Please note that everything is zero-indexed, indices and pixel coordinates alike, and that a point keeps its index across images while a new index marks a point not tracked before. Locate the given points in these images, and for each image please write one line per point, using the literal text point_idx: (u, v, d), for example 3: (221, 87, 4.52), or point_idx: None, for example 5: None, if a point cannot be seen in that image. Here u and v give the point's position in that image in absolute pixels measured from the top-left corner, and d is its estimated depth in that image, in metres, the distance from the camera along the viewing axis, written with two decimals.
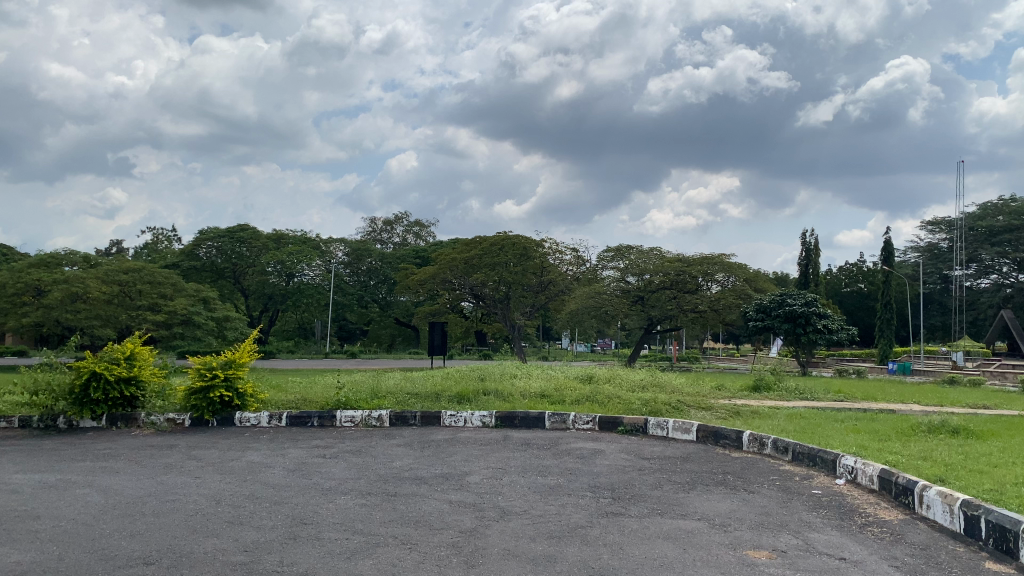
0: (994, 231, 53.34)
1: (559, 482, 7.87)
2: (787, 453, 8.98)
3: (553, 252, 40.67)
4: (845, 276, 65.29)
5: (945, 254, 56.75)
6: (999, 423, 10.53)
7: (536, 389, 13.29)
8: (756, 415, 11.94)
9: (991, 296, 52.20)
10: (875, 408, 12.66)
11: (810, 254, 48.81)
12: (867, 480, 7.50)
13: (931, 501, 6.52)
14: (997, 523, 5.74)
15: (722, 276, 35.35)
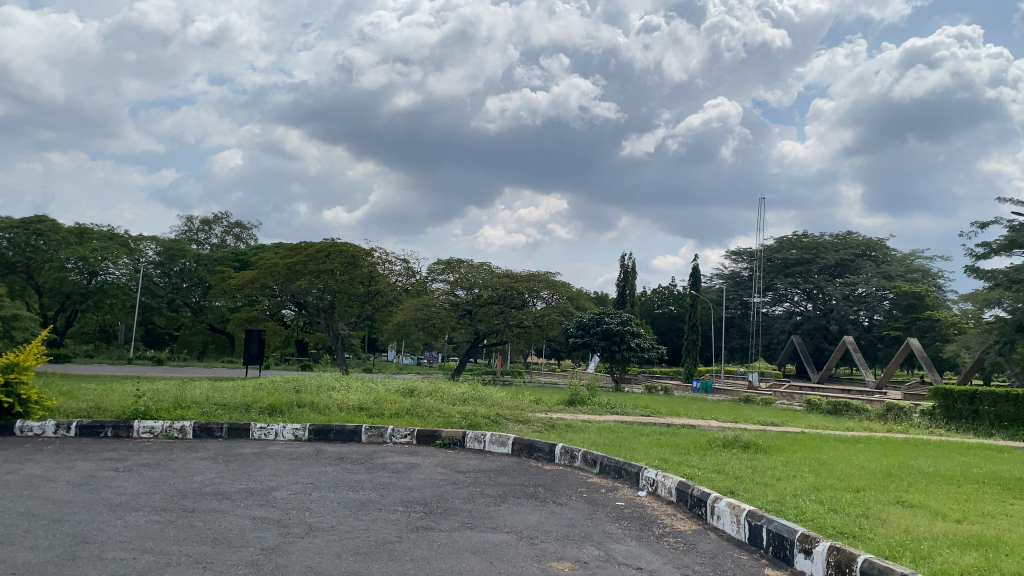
0: (788, 263, 58.28)
1: (370, 497, 7.71)
2: (595, 466, 9.30)
3: (383, 262, 40.44)
4: (658, 298, 69.19)
5: (745, 282, 61.29)
6: (784, 439, 11.43)
7: (354, 402, 13.02)
8: (571, 429, 12.30)
9: (784, 322, 56.80)
10: (678, 424, 13.37)
11: (628, 275, 51.28)
12: (666, 492, 7.91)
13: (721, 512, 6.95)
14: (776, 532, 6.22)
15: (547, 294, 36.47)
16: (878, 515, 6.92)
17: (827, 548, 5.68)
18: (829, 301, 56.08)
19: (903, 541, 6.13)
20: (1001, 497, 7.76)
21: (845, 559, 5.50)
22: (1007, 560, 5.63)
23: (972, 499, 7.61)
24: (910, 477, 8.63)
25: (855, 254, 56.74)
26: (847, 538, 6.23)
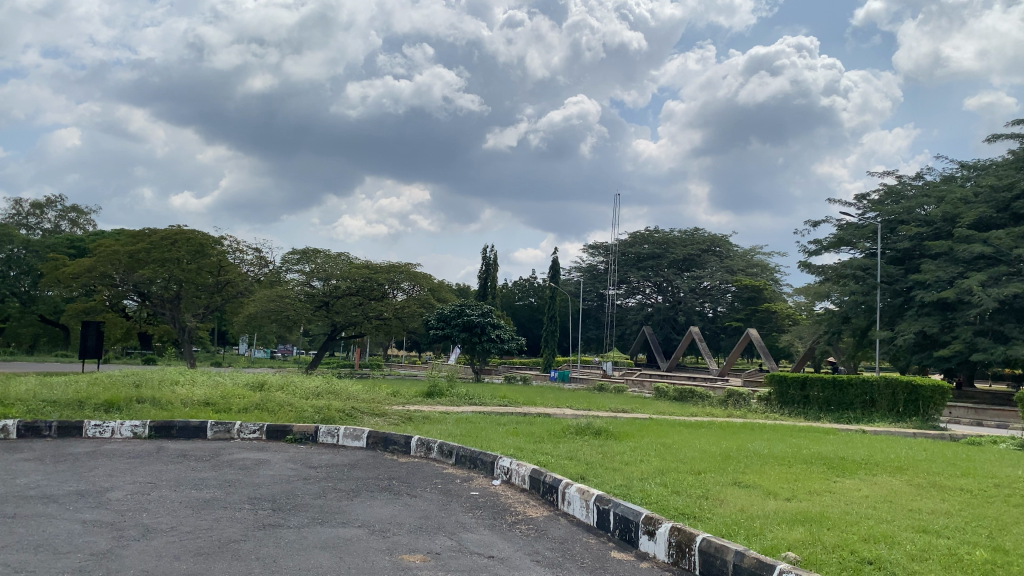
0: (640, 257, 60.27)
1: (214, 496, 7.37)
2: (451, 457, 9.31)
3: (233, 251, 38.94)
4: (518, 290, 70.24)
5: (601, 275, 63.12)
6: (634, 425, 11.84)
7: (200, 397, 12.44)
8: (427, 421, 12.24)
9: (636, 314, 58.86)
10: (533, 413, 13.60)
11: (490, 267, 51.66)
12: (519, 480, 8.01)
13: (571, 497, 7.12)
14: (623, 515, 6.43)
15: (407, 285, 36.42)
16: (717, 496, 7.30)
17: (669, 529, 5.93)
18: (677, 294, 58.71)
19: (738, 519, 6.49)
20: (826, 476, 8.36)
21: (685, 539, 5.76)
22: (830, 534, 6.06)
23: (801, 478, 8.16)
24: (747, 459, 9.16)
25: (701, 249, 59.53)
26: (687, 519, 6.53)
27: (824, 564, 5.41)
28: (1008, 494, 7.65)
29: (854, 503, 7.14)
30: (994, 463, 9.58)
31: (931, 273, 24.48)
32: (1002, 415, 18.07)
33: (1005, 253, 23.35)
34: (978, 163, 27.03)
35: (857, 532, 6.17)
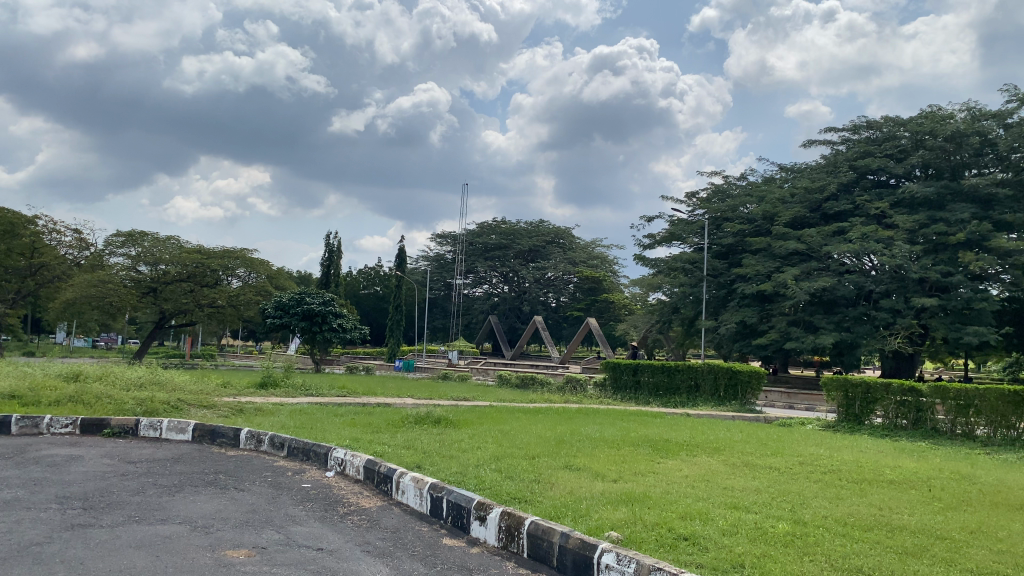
0: (487, 247, 60.40)
1: (16, 496, 6.79)
2: (283, 449, 9.03)
3: (49, 231, 35.97)
4: (363, 279, 69.23)
5: (449, 264, 63.22)
6: (473, 413, 11.95)
7: (4, 389, 11.42)
8: (260, 412, 11.84)
9: (482, 304, 59.41)
10: (372, 402, 13.46)
11: (333, 255, 50.51)
12: (354, 471, 7.90)
13: (405, 487, 7.10)
14: (455, 502, 6.48)
15: (243, 272, 35.65)
16: (548, 479, 7.50)
17: (499, 514, 6.04)
18: (522, 284, 59.88)
19: (566, 502, 6.69)
20: (651, 458, 8.79)
21: (514, 523, 5.87)
22: (650, 513, 6.36)
23: (628, 460, 8.53)
24: (578, 443, 9.48)
25: (546, 241, 60.82)
26: (518, 503, 6.67)
27: (643, 542, 5.67)
28: (810, 470, 8.35)
29: (675, 483, 7.55)
30: (801, 442, 10.41)
31: (752, 267, 26.19)
32: (810, 398, 19.65)
33: (816, 250, 25.37)
34: (795, 166, 29.18)
35: (674, 510, 6.51)
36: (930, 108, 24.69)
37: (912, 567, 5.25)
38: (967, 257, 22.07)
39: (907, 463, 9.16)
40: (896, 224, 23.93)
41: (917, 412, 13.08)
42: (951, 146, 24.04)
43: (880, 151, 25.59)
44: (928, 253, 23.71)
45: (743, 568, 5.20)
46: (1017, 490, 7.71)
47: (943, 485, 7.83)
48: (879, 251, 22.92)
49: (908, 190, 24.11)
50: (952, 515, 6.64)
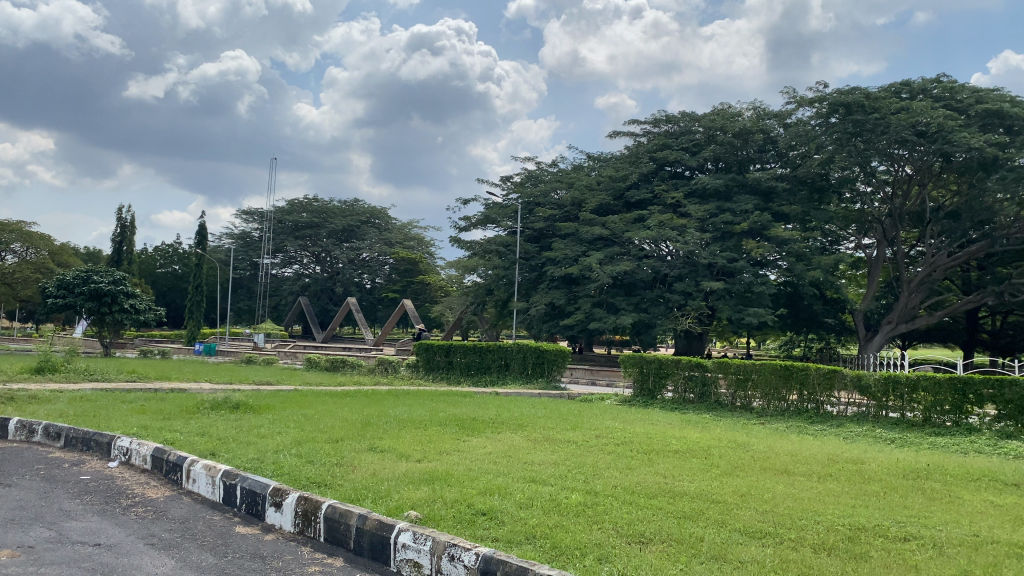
0: (298, 225, 58.31)
1: None
2: (59, 439, 8.31)
3: None
4: (160, 257, 64.85)
5: (255, 243, 60.59)
6: (276, 397, 11.56)
7: None
8: (35, 401, 10.83)
9: (291, 284, 57.49)
10: (166, 388, 12.67)
11: (125, 230, 47.04)
12: (140, 461, 7.41)
13: (196, 475, 6.75)
14: (250, 489, 6.24)
15: (20, 249, 33.70)
16: (351, 462, 7.40)
17: (296, 499, 5.88)
18: (335, 264, 58.59)
19: (367, 484, 6.64)
20: (457, 436, 8.89)
21: (311, 507, 5.74)
22: (451, 491, 6.45)
23: (433, 440, 8.59)
24: (385, 424, 9.42)
25: (360, 221, 59.70)
26: (317, 488, 6.52)
27: (441, 519, 5.73)
28: (605, 442, 8.79)
29: (478, 460, 7.69)
30: (600, 416, 10.93)
31: (560, 251, 27.08)
32: (610, 375, 20.70)
33: (619, 235, 26.68)
34: (601, 155, 30.47)
35: (474, 486, 6.63)
36: (720, 106, 26.59)
37: (690, 529, 5.65)
38: (750, 245, 24.04)
39: (692, 433, 9.89)
40: (690, 213, 25.65)
41: (703, 386, 14.15)
42: (737, 142, 26.05)
43: (677, 143, 27.26)
44: (717, 240, 25.60)
45: (535, 539, 5.38)
46: (782, 454, 8.53)
47: (720, 453, 8.51)
48: (674, 237, 24.47)
49: (701, 182, 25.87)
50: (727, 480, 7.24)
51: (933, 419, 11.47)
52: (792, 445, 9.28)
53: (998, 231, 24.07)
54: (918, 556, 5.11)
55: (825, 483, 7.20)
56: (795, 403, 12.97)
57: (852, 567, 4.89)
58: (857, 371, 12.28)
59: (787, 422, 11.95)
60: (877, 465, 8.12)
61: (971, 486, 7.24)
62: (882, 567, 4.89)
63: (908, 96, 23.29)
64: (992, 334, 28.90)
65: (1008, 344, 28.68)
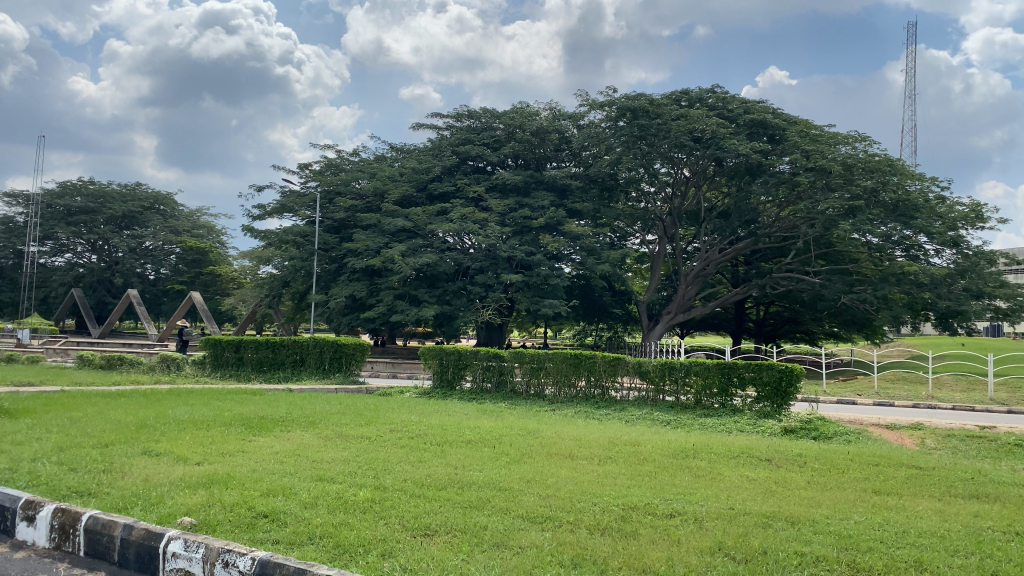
0: (70, 211, 53.15)
1: None
2: None
3: None
4: None
5: (20, 229, 54.66)
6: (37, 400, 10.49)
7: None
8: None
9: (63, 275, 52.43)
10: None
11: None
12: None
13: None
14: None
15: None
16: (120, 468, 6.87)
17: (52, 511, 5.39)
18: (113, 254, 54.18)
19: (138, 490, 6.20)
20: (243, 436, 8.52)
21: (69, 520, 5.29)
22: (231, 493, 6.18)
23: (217, 441, 8.18)
24: (163, 426, 8.85)
25: (143, 206, 55.50)
26: (79, 497, 6.01)
27: (218, 524, 5.46)
28: (399, 436, 8.77)
29: (263, 460, 7.40)
30: (395, 410, 10.89)
31: (361, 242, 26.66)
32: (411, 367, 20.72)
33: (421, 228, 26.70)
34: (404, 146, 30.33)
35: (256, 488, 6.39)
36: (519, 103, 27.33)
37: (475, 518, 5.76)
38: (547, 240, 24.93)
39: (486, 423, 10.09)
40: (491, 207, 26.16)
41: (500, 375, 14.49)
42: (535, 140, 26.93)
43: (478, 139, 27.68)
44: (515, 234, 26.29)
45: (317, 539, 5.27)
46: (568, 440, 8.92)
47: (511, 441, 8.76)
48: (475, 231, 24.88)
49: (501, 177, 26.45)
50: (515, 467, 7.46)
51: (704, 401, 12.48)
52: (578, 431, 9.72)
53: (763, 230, 26.57)
54: (681, 530, 5.52)
55: (605, 466, 7.61)
56: (583, 389, 13.61)
57: (623, 545, 5.19)
58: (639, 358, 13.11)
59: (575, 408, 12.51)
60: (652, 446, 8.69)
61: (732, 463, 7.94)
62: (648, 543, 5.24)
63: (688, 103, 25.07)
64: (758, 322, 31.91)
65: (770, 331, 31.80)
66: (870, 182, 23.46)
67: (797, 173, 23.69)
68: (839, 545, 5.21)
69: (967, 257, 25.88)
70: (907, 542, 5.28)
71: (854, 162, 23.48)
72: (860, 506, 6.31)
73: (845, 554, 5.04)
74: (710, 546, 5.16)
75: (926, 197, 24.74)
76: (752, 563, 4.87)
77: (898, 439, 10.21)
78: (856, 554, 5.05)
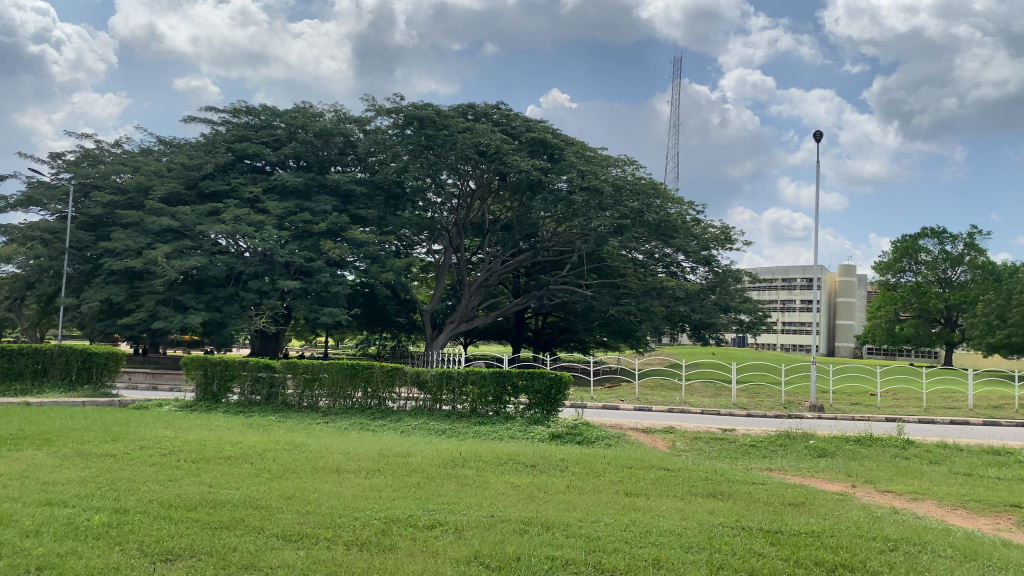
0: None
1: None
2: None
3: None
4: None
5: None
6: None
7: None
8: None
9: None
10: None
11: None
12: None
13: None
14: None
15: None
16: None
17: None
18: None
19: None
20: None
21: None
22: None
23: None
24: None
25: None
26: None
27: None
28: (149, 453, 8.13)
29: None
30: (150, 425, 10.09)
31: (120, 241, 24.58)
32: (173, 378, 19.42)
33: (190, 228, 25.09)
34: (174, 141, 28.39)
35: None
36: (302, 103, 26.56)
37: (223, 540, 5.42)
38: (327, 245, 24.36)
39: (251, 437, 9.61)
40: (268, 210, 25.14)
41: (270, 388, 13.90)
42: (318, 142, 26.32)
43: (257, 137, 26.48)
44: (295, 239, 25.44)
45: (35, 572, 4.71)
46: (337, 453, 8.69)
47: (276, 455, 8.40)
48: (250, 234, 23.78)
49: (280, 178, 25.50)
50: (278, 483, 7.15)
51: (479, 410, 12.71)
52: (348, 443, 9.51)
53: (543, 244, 27.65)
54: (439, 542, 5.52)
55: (372, 478, 7.48)
56: (359, 400, 13.39)
57: (379, 559, 5.10)
58: (416, 368, 13.11)
59: (349, 419, 12.25)
60: (422, 456, 8.68)
61: (498, 470, 8.11)
62: (404, 556, 5.19)
63: (473, 117, 25.55)
64: (536, 332, 33.09)
65: (547, 341, 33.11)
66: (636, 203, 25.16)
67: (573, 192, 24.89)
68: (588, 548, 5.45)
69: (718, 274, 28.45)
70: (648, 542, 5.63)
71: (624, 184, 25.09)
72: (611, 508, 6.66)
73: (593, 556, 5.28)
74: (466, 555, 5.20)
75: (684, 219, 26.96)
76: (504, 571, 4.96)
77: (651, 442, 10.96)
78: (602, 555, 5.30)
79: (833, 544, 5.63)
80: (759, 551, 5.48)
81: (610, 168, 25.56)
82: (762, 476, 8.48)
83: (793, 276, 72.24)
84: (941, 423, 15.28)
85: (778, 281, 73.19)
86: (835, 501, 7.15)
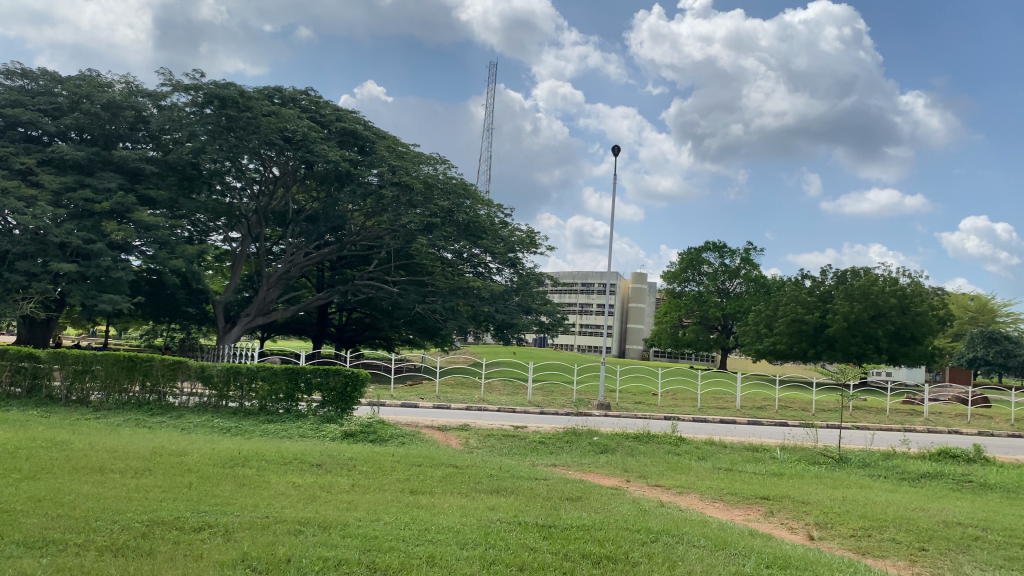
0: None
1: None
2: None
3: None
4: None
5: None
6: None
7: None
8: None
9: None
10: None
11: None
12: None
13: None
14: None
15: None
16: None
17: None
18: None
19: None
20: None
21: None
22: None
23: None
24: None
25: None
26: None
27: None
28: None
29: None
30: None
31: None
32: None
33: None
34: None
35: None
36: (88, 71, 24.50)
37: None
38: (109, 227, 22.52)
39: (2, 433, 8.67)
40: (42, 184, 22.89)
41: (33, 379, 12.68)
42: (105, 114, 24.36)
43: (33, 103, 24.05)
44: (72, 218, 23.34)
45: None
46: (102, 451, 8.03)
47: (28, 454, 7.63)
48: (18, 209, 21.54)
49: (58, 150, 23.29)
50: (27, 485, 6.51)
51: (269, 407, 12.26)
52: (116, 440, 8.82)
53: (350, 237, 27.16)
54: (205, 545, 5.24)
55: (139, 478, 6.99)
56: (136, 395, 12.50)
57: (134, 565, 4.75)
58: (202, 362, 12.45)
59: (124, 415, 11.41)
60: (199, 455, 8.21)
61: (281, 470, 7.83)
62: (163, 561, 4.88)
63: (281, 101, 24.65)
64: (340, 327, 32.45)
65: (351, 337, 32.54)
66: (446, 202, 25.36)
67: (382, 187, 24.66)
68: (362, 547, 5.38)
69: (521, 277, 29.26)
70: (425, 539, 5.66)
71: (435, 182, 25.21)
72: (393, 507, 6.63)
73: (366, 556, 5.22)
74: (232, 558, 4.97)
75: (492, 220, 27.53)
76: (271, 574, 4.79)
77: (444, 440, 11.04)
78: (377, 554, 5.26)
79: (600, 537, 5.92)
80: (532, 546, 5.65)
81: (422, 165, 25.60)
82: (544, 472, 8.78)
83: (592, 280, 75.79)
84: (713, 422, 16.59)
85: (578, 285, 76.45)
86: (609, 495, 7.54)
